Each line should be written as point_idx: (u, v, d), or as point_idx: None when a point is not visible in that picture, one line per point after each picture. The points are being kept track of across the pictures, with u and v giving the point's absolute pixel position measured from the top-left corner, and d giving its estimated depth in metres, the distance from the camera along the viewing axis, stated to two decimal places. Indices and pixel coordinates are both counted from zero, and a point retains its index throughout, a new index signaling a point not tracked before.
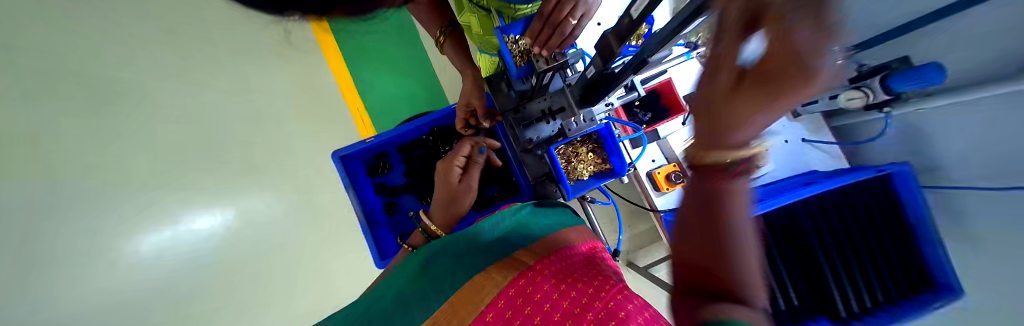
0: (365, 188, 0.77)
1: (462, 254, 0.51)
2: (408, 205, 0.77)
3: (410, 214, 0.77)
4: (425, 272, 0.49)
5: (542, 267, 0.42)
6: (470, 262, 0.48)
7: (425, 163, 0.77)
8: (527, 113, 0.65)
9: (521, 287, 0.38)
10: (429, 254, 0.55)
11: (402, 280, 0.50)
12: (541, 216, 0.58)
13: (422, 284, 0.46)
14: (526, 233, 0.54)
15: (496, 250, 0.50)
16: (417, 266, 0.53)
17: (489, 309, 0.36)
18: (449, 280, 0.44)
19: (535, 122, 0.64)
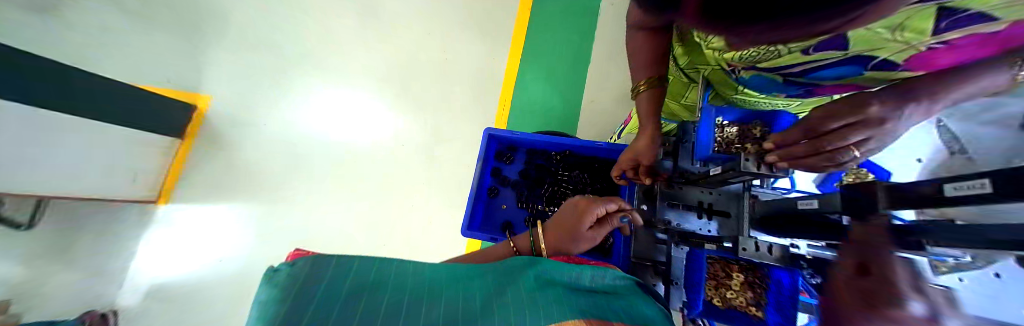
0: (486, 166, 0.95)
1: (551, 286, 0.41)
2: (505, 199, 0.92)
3: (502, 206, 0.92)
4: (506, 287, 0.40)
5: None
6: (562, 302, 0.36)
7: (541, 175, 0.93)
8: (681, 193, 0.64)
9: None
10: (512, 265, 0.46)
11: (477, 282, 0.41)
12: (644, 297, 0.45)
13: (503, 304, 0.36)
14: (633, 308, 0.40)
15: (586, 302, 0.39)
16: (494, 272, 0.44)
17: None
18: (535, 311, 0.34)
19: (684, 208, 0.63)
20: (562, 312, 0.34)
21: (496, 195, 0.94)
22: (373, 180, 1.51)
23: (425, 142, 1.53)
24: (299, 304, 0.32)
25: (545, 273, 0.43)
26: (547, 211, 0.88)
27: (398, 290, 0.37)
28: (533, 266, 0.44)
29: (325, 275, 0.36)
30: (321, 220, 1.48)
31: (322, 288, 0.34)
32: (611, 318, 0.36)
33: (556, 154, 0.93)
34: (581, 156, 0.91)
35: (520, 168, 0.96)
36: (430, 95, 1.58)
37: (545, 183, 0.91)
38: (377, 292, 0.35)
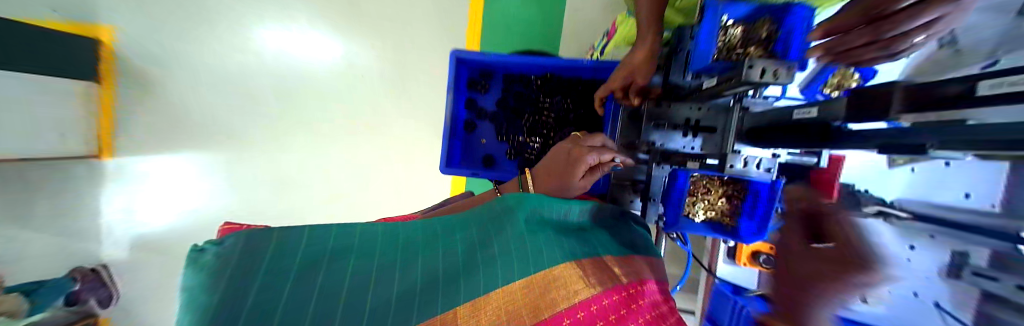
0: (460, 99, 0.87)
1: (542, 228, 0.45)
2: (483, 133, 0.88)
3: (481, 140, 0.89)
4: (494, 229, 0.43)
5: (637, 295, 0.39)
6: (550, 244, 0.42)
7: (519, 103, 0.86)
8: (668, 113, 0.59)
9: (612, 305, 0.37)
10: (502, 201, 0.47)
11: (465, 226, 0.45)
12: (626, 226, 0.55)
13: (488, 248, 0.40)
14: (613, 240, 0.49)
15: (577, 241, 0.46)
16: (485, 213, 0.46)
17: (566, 313, 0.35)
18: (522, 254, 0.39)
19: (671, 128, 0.59)
20: (568, 256, 0.41)
21: (475, 129, 0.89)
22: (342, 118, 1.38)
23: (389, 72, 1.35)
24: (294, 262, 0.36)
25: (535, 212, 0.47)
26: (527, 142, 0.84)
27: (386, 243, 0.41)
28: (524, 201, 0.46)
29: (315, 239, 0.39)
30: (298, 164, 1.40)
31: (313, 248, 0.38)
32: (604, 252, 0.45)
33: (535, 78, 0.85)
34: (562, 79, 0.84)
35: (497, 97, 0.89)
36: (386, 13, 1.32)
37: (525, 112, 0.85)
38: (367, 247, 0.40)
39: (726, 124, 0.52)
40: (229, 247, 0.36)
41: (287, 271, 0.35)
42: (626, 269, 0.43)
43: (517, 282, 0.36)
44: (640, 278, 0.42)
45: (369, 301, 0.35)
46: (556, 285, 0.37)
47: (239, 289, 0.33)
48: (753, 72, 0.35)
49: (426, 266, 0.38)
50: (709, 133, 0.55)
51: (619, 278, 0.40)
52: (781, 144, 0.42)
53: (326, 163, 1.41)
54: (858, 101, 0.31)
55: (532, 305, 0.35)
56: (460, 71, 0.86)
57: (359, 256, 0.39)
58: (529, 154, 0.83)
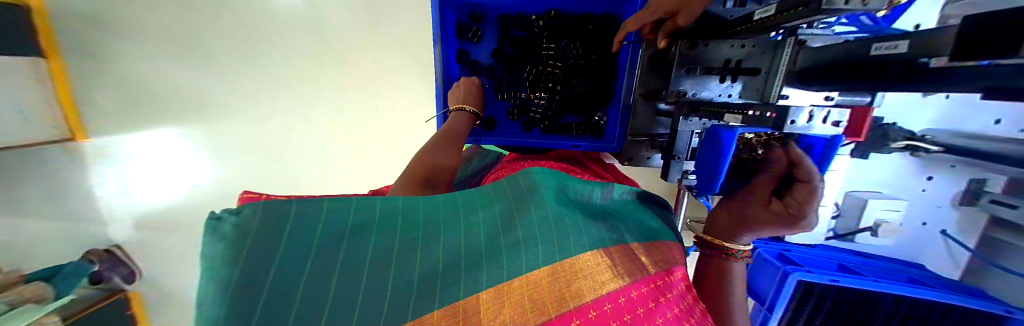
0: (451, 53, 0.78)
1: (568, 207, 0.43)
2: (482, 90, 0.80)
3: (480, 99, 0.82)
4: (518, 210, 0.40)
5: (665, 285, 0.36)
6: (577, 227, 0.38)
7: (519, 53, 0.75)
8: (706, 53, 0.50)
9: (642, 297, 0.33)
10: (526, 179, 0.46)
11: (487, 205, 0.42)
12: (647, 211, 0.50)
13: (513, 230, 0.37)
14: (639, 223, 0.46)
15: (601, 226, 0.42)
16: (504, 193, 0.44)
17: (594, 304, 0.31)
18: (547, 237, 0.36)
19: (706, 73, 0.51)
20: (594, 242, 0.37)
21: None
22: (322, 78, 1.23)
23: (363, 20, 1.17)
24: (310, 237, 0.29)
25: (559, 194, 0.45)
26: (531, 99, 0.77)
27: (407, 219, 0.36)
28: (547, 184, 0.45)
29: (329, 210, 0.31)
30: (284, 132, 1.28)
31: (328, 221, 0.31)
32: (632, 238, 0.42)
33: (535, 18, 0.72)
34: (568, 17, 0.71)
35: (491, 46, 0.77)
36: None
37: (527, 63, 0.75)
38: (386, 222, 0.34)
39: (773, 63, 0.43)
40: (248, 216, 0.26)
41: (300, 246, 0.28)
42: (656, 258, 0.39)
43: (540, 270, 0.33)
44: (670, 265, 0.39)
45: (391, 283, 0.29)
46: (581, 275, 0.33)
47: (254, 258, 0.25)
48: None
49: (448, 247, 0.34)
50: (750, 77, 0.47)
51: (647, 267, 0.37)
52: (849, 87, 0.34)
53: (315, 128, 1.30)
54: (977, 26, 0.22)
55: (556, 296, 0.31)
56: (446, 17, 0.73)
57: (378, 234, 0.33)
58: (535, 112, 0.78)
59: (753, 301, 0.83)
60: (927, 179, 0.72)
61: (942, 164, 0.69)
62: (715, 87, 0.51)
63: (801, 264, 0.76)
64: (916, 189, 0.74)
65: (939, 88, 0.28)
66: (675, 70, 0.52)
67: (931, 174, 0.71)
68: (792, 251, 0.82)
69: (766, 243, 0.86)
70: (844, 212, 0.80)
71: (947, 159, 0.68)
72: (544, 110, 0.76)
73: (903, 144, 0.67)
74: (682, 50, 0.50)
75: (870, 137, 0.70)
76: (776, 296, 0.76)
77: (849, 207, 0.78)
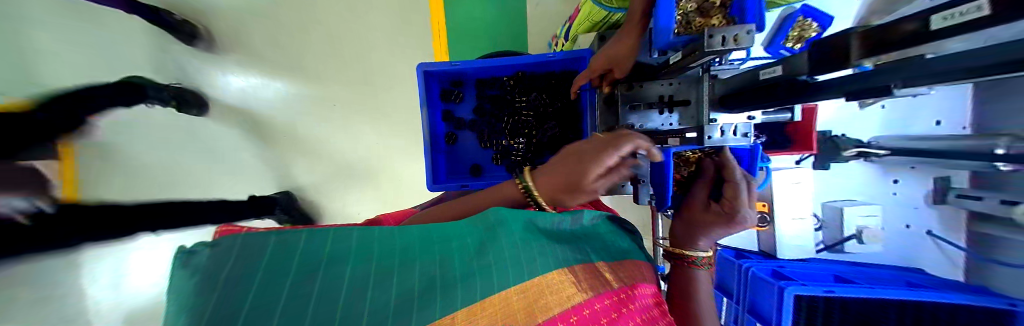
0: (436, 111, 0.87)
1: (535, 235, 0.45)
2: (465, 141, 0.88)
3: (465, 150, 0.89)
4: (487, 240, 0.42)
5: (629, 298, 0.39)
6: (541, 249, 0.42)
7: (496, 107, 0.85)
8: (644, 92, 0.58)
9: (606, 309, 0.37)
10: (492, 213, 0.46)
11: (461, 236, 0.43)
12: (618, 233, 0.55)
13: (483, 255, 0.39)
14: (605, 245, 0.51)
15: (568, 249, 0.45)
16: (476, 225, 0.45)
17: (556, 318, 0.34)
18: (515, 259, 0.38)
19: (647, 108, 0.57)
20: (559, 263, 0.41)
21: (457, 139, 0.89)
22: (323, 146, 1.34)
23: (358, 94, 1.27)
24: (291, 266, 0.35)
25: (529, 222, 0.47)
26: (512, 144, 0.85)
27: (380, 249, 0.39)
28: (518, 214, 0.46)
29: (311, 243, 0.38)
30: None
31: (308, 254, 0.36)
32: (596, 259, 0.46)
33: (507, 78, 0.84)
34: (534, 74, 0.83)
35: (472, 104, 0.89)
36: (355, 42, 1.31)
37: (504, 114, 0.85)
38: (363, 251, 0.38)
39: (697, 94, 0.53)
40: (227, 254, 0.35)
41: (281, 276, 0.34)
42: (619, 276, 0.43)
43: (508, 289, 0.35)
44: (634, 281, 0.43)
45: (368, 307, 0.33)
46: (547, 293, 0.36)
47: (236, 294, 0.32)
48: (714, 42, 0.37)
49: (424, 273, 0.37)
50: (683, 107, 0.55)
51: (611, 282, 0.41)
52: (757, 105, 0.42)
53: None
54: (824, 51, 0.30)
55: (523, 312, 0.34)
56: (430, 84, 0.84)
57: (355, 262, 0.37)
58: (516, 155, 0.84)
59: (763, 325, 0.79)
60: (896, 182, 0.83)
61: (900, 166, 0.80)
62: (660, 120, 0.57)
63: (795, 278, 0.75)
64: (887, 190, 0.84)
65: (814, 98, 0.36)
66: (621, 109, 0.59)
67: (896, 178, 0.83)
68: (786, 268, 0.81)
69: (760, 262, 0.86)
70: (826, 222, 0.86)
71: (898, 160, 0.80)
72: (524, 152, 0.83)
73: (854, 151, 0.77)
74: (623, 92, 0.59)
75: (823, 148, 0.81)
76: (782, 317, 0.73)
77: (827, 217, 0.85)
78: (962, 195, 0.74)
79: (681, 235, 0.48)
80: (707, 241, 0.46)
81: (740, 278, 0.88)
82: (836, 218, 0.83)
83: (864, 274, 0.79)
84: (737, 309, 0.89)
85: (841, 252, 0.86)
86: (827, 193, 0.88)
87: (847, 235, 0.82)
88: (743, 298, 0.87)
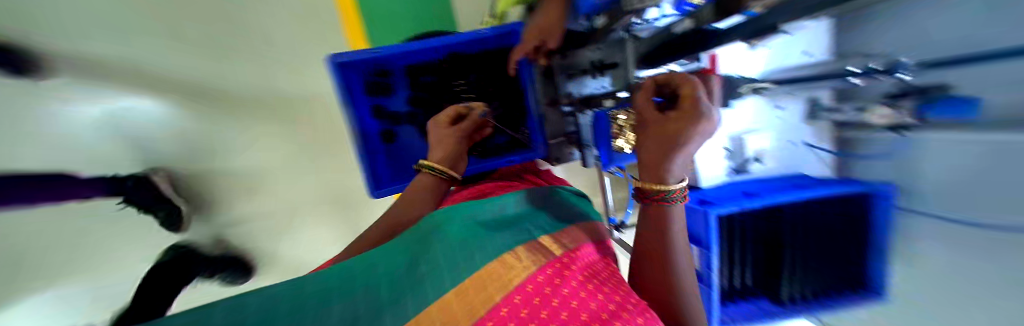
0: (365, 109, 0.80)
1: (471, 230, 0.49)
2: (404, 137, 0.83)
3: (405, 147, 0.84)
4: (419, 252, 0.44)
5: (568, 263, 0.44)
6: (480, 241, 0.45)
7: (433, 95, 0.81)
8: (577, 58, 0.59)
9: (548, 277, 0.40)
10: (429, 221, 0.51)
11: (391, 258, 0.44)
12: (540, 212, 0.61)
13: (417, 267, 0.41)
14: (542, 222, 0.57)
15: (507, 233, 0.50)
16: (408, 242, 0.48)
17: (502, 304, 0.35)
18: (451, 260, 0.41)
19: (581, 75, 0.63)
20: (498, 250, 0.44)
21: (396, 136, 0.84)
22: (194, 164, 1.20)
23: None
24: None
25: (464, 221, 0.51)
26: None
27: (320, 287, 0.38)
28: (454, 214, 0.52)
29: (232, 313, 0.33)
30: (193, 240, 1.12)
31: (233, 322, 0.31)
32: (539, 234, 0.51)
33: (440, 63, 0.79)
34: (468, 55, 0.78)
35: (406, 94, 0.82)
36: None
37: (444, 101, 0.81)
38: (294, 304, 0.35)
39: (623, 56, 0.54)
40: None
41: None
42: (560, 243, 0.49)
43: (449, 291, 0.36)
44: (576, 244, 0.50)
45: None
46: (490, 281, 0.38)
47: None
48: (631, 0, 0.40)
49: (366, 300, 0.36)
50: (614, 70, 0.57)
51: (552, 251, 0.46)
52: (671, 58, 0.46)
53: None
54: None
55: (469, 304, 0.35)
56: (350, 77, 0.74)
57: (286, 314, 0.33)
58: None
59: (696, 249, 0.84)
60: None
61: None
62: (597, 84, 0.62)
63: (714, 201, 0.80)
64: None
65: (720, 45, 0.39)
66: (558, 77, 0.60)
67: None
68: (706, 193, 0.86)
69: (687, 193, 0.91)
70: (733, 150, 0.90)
71: None
72: None
73: None
74: (557, 60, 0.59)
75: None
76: (708, 235, 0.77)
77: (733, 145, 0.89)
78: None
79: (650, 164, 0.46)
80: (679, 160, 0.44)
81: None
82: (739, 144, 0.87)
83: (767, 183, 0.86)
84: None
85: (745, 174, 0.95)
86: None
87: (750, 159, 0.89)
88: None
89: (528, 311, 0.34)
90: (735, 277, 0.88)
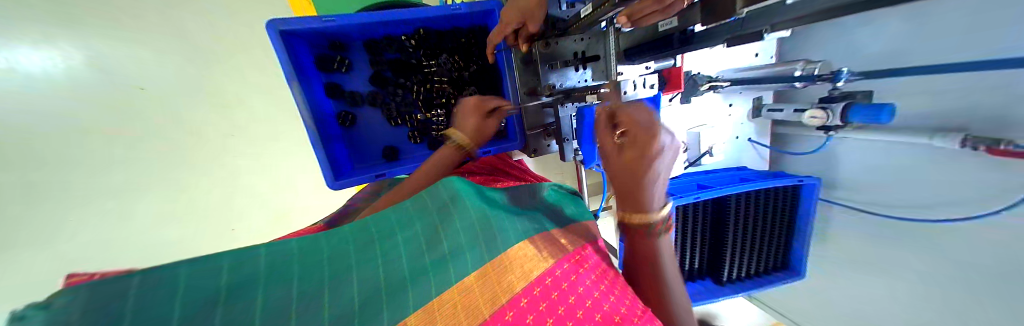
0: (317, 90, 0.70)
1: (492, 207, 0.46)
2: (367, 121, 0.76)
3: (367, 132, 0.77)
4: (439, 224, 0.42)
5: (583, 258, 0.43)
6: (499, 222, 0.42)
7: (398, 75, 0.74)
8: (559, 49, 0.56)
9: (567, 271, 0.39)
10: (447, 189, 0.46)
11: (407, 226, 0.41)
12: (565, 198, 0.62)
13: (439, 243, 0.39)
14: (553, 212, 0.56)
15: (525, 219, 0.48)
16: (425, 208, 0.44)
17: (523, 294, 0.35)
18: (472, 242, 0.39)
19: (565, 66, 0.58)
20: (519, 234, 0.42)
21: (356, 119, 0.76)
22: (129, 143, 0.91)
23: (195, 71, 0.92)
24: (220, 289, 0.28)
25: (485, 198, 0.48)
26: (429, 118, 0.78)
27: (313, 263, 0.34)
28: (470, 194, 0.46)
29: (237, 268, 0.30)
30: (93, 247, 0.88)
31: (247, 277, 0.29)
32: (551, 225, 0.50)
33: (405, 38, 0.71)
34: (438, 32, 0.72)
35: (366, 72, 0.74)
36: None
37: (412, 82, 0.74)
38: (309, 266, 0.33)
39: (605, 49, 0.55)
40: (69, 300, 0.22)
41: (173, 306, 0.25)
42: (574, 238, 0.48)
43: (471, 275, 0.36)
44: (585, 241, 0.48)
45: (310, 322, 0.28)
46: (511, 271, 0.37)
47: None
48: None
49: (387, 271, 0.35)
50: (595, 62, 0.58)
51: (567, 245, 0.44)
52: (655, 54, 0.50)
53: (157, 218, 0.96)
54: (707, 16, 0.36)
55: (488, 294, 0.34)
56: (294, 47, 0.63)
57: (304, 275, 0.32)
58: (436, 130, 0.78)
59: None
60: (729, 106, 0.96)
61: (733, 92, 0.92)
62: (578, 77, 0.61)
63: (675, 193, 0.85)
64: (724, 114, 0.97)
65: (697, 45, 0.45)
66: (541, 68, 0.58)
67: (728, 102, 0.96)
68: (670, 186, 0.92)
69: None
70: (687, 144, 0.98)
71: (734, 88, 0.88)
72: (445, 125, 0.77)
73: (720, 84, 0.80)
74: (538, 50, 0.56)
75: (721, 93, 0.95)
76: None
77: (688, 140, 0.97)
78: (773, 110, 0.92)
79: (628, 196, 0.44)
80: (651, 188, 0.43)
81: None
82: (693, 139, 0.95)
83: (716, 178, 0.95)
84: None
85: (695, 166, 1.04)
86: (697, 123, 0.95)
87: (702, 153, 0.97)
88: None
89: (548, 303, 0.34)
90: (688, 261, 0.94)
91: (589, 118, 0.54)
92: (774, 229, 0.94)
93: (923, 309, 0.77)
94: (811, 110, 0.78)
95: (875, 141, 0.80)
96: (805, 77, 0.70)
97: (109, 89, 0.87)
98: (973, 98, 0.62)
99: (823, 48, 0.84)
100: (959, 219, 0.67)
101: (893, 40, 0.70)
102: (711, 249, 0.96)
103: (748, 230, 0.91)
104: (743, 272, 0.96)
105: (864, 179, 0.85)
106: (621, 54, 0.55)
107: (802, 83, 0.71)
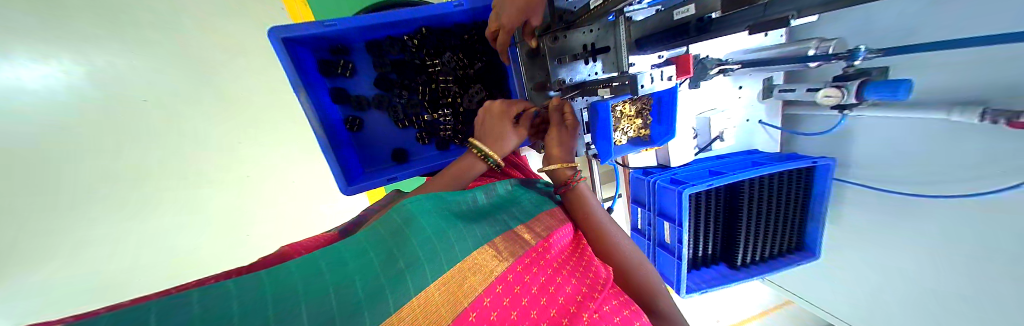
0: (321, 93, 0.70)
1: (449, 220, 0.45)
2: (373, 123, 0.76)
3: (375, 134, 0.77)
4: (395, 239, 0.38)
5: (544, 251, 0.46)
6: (458, 232, 0.43)
7: (403, 76, 0.73)
8: (569, 42, 0.56)
9: (525, 266, 0.42)
10: (399, 212, 0.43)
11: (362, 253, 0.36)
12: (526, 191, 0.65)
13: (396, 262, 0.35)
14: (519, 206, 0.58)
15: (485, 224, 0.49)
16: (378, 236, 0.39)
17: (486, 293, 0.36)
18: (431, 254, 0.37)
19: (574, 60, 0.58)
20: (479, 238, 0.44)
21: (363, 124, 0.76)
22: (133, 157, 0.86)
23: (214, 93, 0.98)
24: None
25: (442, 211, 0.47)
26: (436, 118, 0.77)
27: (269, 289, 0.28)
28: (426, 206, 0.46)
29: (171, 312, 0.22)
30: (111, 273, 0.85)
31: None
32: (514, 224, 0.51)
33: (408, 38, 0.70)
34: (441, 30, 0.71)
35: (371, 74, 0.73)
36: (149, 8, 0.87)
37: (418, 83, 0.74)
38: (263, 292, 0.27)
39: (615, 40, 0.51)
40: None
41: None
42: (535, 232, 0.50)
43: (430, 286, 0.34)
44: (549, 231, 0.50)
45: None
46: (472, 275, 0.38)
47: None
48: None
49: (339, 299, 0.29)
50: (605, 54, 0.55)
51: (530, 241, 0.47)
52: (671, 43, 0.49)
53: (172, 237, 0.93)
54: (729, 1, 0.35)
55: (452, 293, 0.34)
56: (299, 54, 0.64)
57: (246, 318, 0.24)
58: (444, 130, 0.78)
59: (670, 223, 0.87)
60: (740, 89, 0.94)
61: (744, 74, 0.89)
62: (590, 71, 0.60)
63: (687, 180, 0.83)
64: (735, 97, 0.95)
65: (718, 31, 0.44)
66: (551, 64, 0.59)
67: (740, 85, 0.94)
68: (680, 173, 0.90)
69: (660, 174, 0.93)
70: (697, 130, 0.97)
71: (746, 71, 0.85)
72: (453, 125, 0.77)
73: (735, 66, 0.77)
74: (548, 46, 0.58)
75: (737, 80, 0.93)
76: (681, 213, 0.81)
77: (700, 126, 0.95)
78: (784, 90, 0.89)
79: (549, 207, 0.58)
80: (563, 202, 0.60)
81: (646, 189, 0.95)
82: (705, 125, 0.93)
83: (721, 164, 0.94)
84: (649, 214, 0.97)
85: (706, 152, 1.02)
86: (710, 107, 0.92)
87: (713, 138, 0.95)
88: (651, 204, 0.95)
89: (510, 298, 0.37)
90: (701, 248, 0.94)
91: (603, 112, 0.56)
92: (788, 211, 0.93)
93: (937, 287, 0.77)
94: (825, 89, 0.75)
95: (887, 118, 0.79)
96: (818, 57, 0.67)
97: (114, 106, 0.83)
98: (984, 71, 0.61)
99: (834, 26, 0.82)
100: (974, 195, 0.66)
101: (903, 15, 0.69)
102: (724, 236, 0.96)
103: (761, 214, 0.90)
104: (757, 256, 0.95)
105: (873, 158, 0.84)
106: (634, 43, 0.55)
107: (816, 62, 0.68)
